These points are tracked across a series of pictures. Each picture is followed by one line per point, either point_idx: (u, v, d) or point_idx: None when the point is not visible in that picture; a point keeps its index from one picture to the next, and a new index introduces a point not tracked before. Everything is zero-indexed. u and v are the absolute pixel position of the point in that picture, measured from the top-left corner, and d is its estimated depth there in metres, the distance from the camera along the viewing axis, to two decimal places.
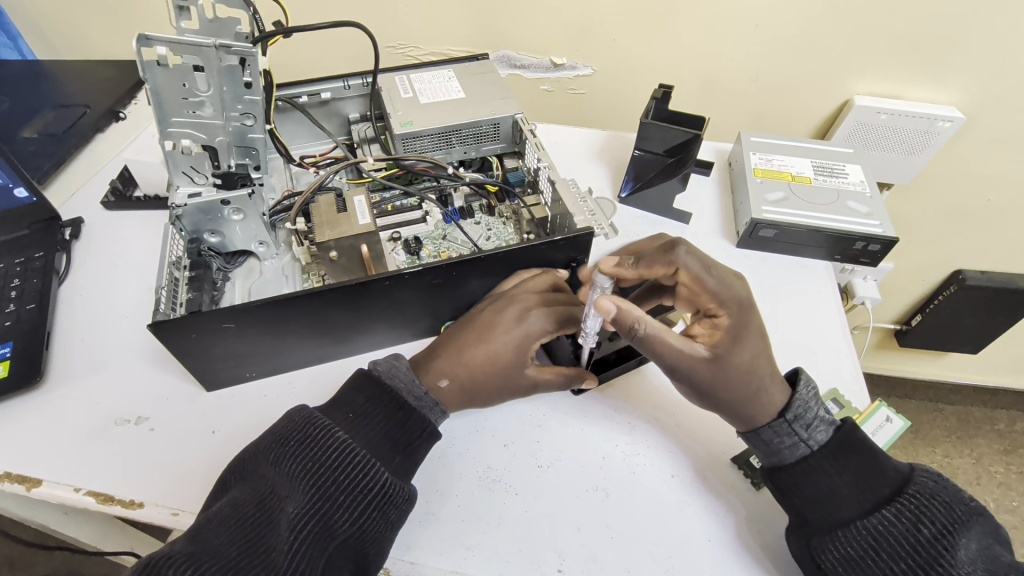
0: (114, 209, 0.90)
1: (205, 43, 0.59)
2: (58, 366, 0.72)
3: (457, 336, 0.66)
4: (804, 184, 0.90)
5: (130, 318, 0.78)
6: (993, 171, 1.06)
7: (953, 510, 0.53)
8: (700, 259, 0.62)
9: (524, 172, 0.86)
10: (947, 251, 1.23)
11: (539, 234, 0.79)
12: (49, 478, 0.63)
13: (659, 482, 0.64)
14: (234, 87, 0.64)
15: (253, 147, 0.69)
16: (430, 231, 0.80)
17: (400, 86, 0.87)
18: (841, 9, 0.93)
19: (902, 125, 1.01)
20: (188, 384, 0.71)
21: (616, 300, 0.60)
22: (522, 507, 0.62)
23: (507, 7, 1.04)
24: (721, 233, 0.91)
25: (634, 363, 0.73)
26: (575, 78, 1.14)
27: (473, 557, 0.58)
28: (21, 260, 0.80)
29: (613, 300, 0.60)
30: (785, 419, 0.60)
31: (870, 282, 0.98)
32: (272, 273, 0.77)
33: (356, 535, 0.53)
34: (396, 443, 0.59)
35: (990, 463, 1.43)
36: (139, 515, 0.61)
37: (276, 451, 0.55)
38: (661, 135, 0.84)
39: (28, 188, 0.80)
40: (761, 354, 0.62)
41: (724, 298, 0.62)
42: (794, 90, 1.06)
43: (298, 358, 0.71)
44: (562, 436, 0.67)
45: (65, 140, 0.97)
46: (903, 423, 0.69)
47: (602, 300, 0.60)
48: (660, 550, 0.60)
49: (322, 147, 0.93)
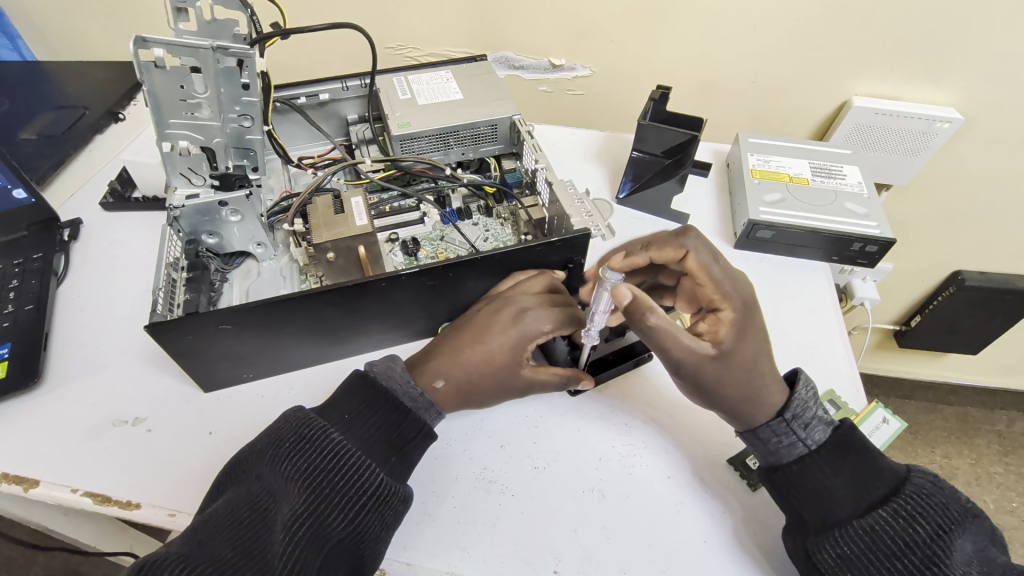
0: (113, 210, 0.90)
1: (202, 45, 0.59)
2: (57, 366, 0.73)
3: (453, 338, 0.66)
4: (801, 185, 0.90)
5: (128, 319, 0.78)
6: (991, 172, 1.06)
7: (949, 511, 0.54)
8: (708, 249, 0.64)
9: (522, 173, 0.86)
10: (945, 251, 1.23)
11: (536, 236, 0.80)
12: (46, 479, 0.63)
13: (655, 483, 0.64)
14: (232, 89, 0.64)
15: (250, 149, 0.71)
16: (427, 232, 0.81)
17: (399, 88, 0.88)
18: (839, 9, 0.93)
19: (900, 126, 1.01)
20: (186, 385, 0.71)
21: (633, 288, 0.61)
22: (518, 508, 0.62)
23: (506, 7, 1.04)
24: (719, 234, 0.91)
25: (630, 363, 0.73)
26: (574, 79, 1.14)
27: (468, 558, 0.58)
28: (21, 260, 0.81)
29: (630, 287, 0.61)
30: (783, 417, 0.61)
31: (869, 283, 0.98)
32: (271, 274, 0.77)
33: (352, 536, 0.53)
34: (392, 444, 0.59)
35: (989, 464, 1.43)
36: (135, 515, 0.61)
37: (272, 452, 0.55)
38: (658, 136, 0.84)
39: (27, 189, 0.80)
40: (762, 351, 0.64)
41: (728, 289, 0.63)
42: (793, 91, 1.06)
43: (296, 359, 0.71)
44: (559, 436, 0.67)
45: (65, 140, 0.98)
46: (900, 424, 0.69)
47: (619, 288, 0.60)
48: (656, 552, 0.59)
49: (321, 148, 0.93)
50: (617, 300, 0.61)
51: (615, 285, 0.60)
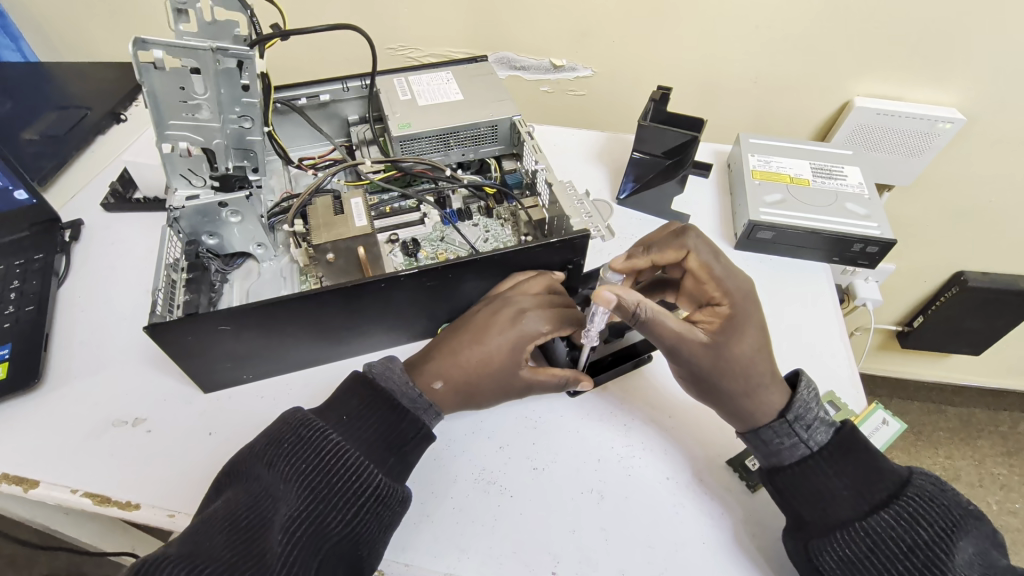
0: (114, 210, 0.91)
1: (203, 46, 0.60)
2: (57, 367, 0.73)
3: (453, 339, 0.66)
4: (802, 186, 0.90)
5: (129, 319, 0.78)
6: (993, 173, 1.06)
7: (951, 513, 0.53)
8: (708, 247, 0.65)
9: (522, 174, 0.86)
10: (947, 252, 1.22)
11: (536, 237, 0.79)
12: (46, 479, 0.63)
13: (654, 484, 0.64)
14: (232, 90, 0.65)
15: (251, 150, 0.72)
16: (428, 233, 0.81)
17: (399, 88, 0.88)
18: (841, 10, 0.92)
19: (902, 126, 1.01)
20: (186, 385, 0.71)
21: (614, 290, 0.60)
22: (517, 509, 0.62)
23: (507, 7, 1.04)
24: (720, 235, 0.91)
25: (630, 364, 0.73)
26: (575, 80, 1.14)
27: (468, 559, 0.58)
28: (22, 261, 0.81)
29: (611, 291, 0.60)
30: (785, 418, 0.60)
31: (871, 283, 0.97)
32: (271, 275, 0.77)
33: (350, 537, 0.53)
34: (390, 445, 0.59)
35: (992, 465, 1.42)
36: (135, 516, 0.61)
37: (270, 454, 0.55)
38: (659, 137, 0.84)
39: (28, 190, 0.81)
40: (762, 348, 0.63)
41: (729, 285, 0.64)
42: (794, 92, 1.05)
43: (295, 359, 0.71)
44: (559, 437, 0.67)
45: (66, 141, 0.98)
46: (900, 425, 0.69)
47: (601, 291, 0.60)
48: (655, 553, 0.59)
49: (321, 149, 0.93)
50: (602, 305, 0.60)
51: (594, 290, 0.60)
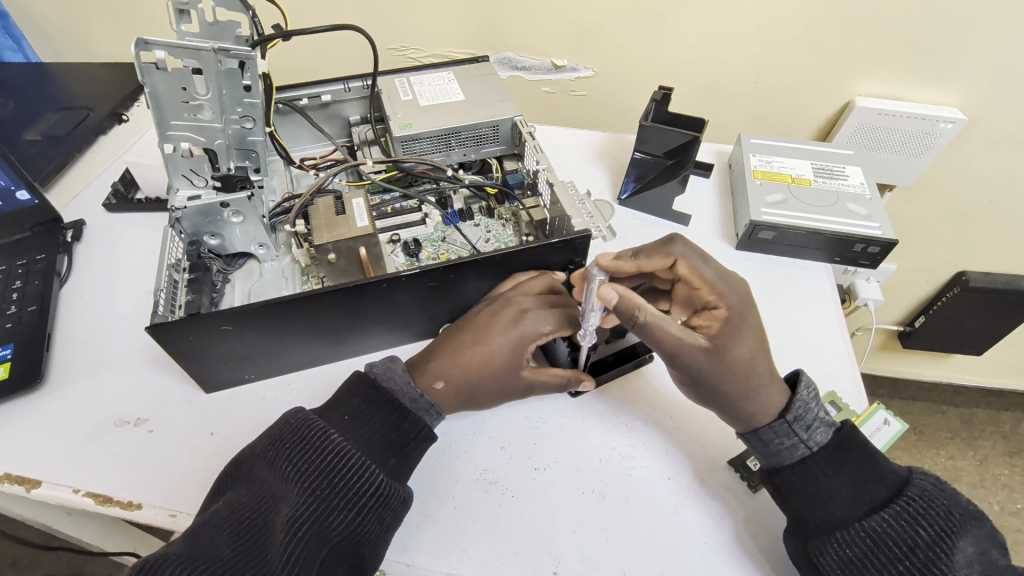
0: (115, 211, 0.91)
1: (205, 47, 0.60)
2: (59, 367, 0.73)
3: (455, 339, 0.66)
4: (803, 186, 0.90)
5: (131, 320, 0.78)
6: (994, 173, 1.06)
7: (951, 514, 0.53)
8: (697, 252, 0.66)
9: (524, 173, 0.85)
10: (948, 252, 1.22)
11: (538, 237, 0.79)
12: (48, 479, 0.64)
13: (655, 484, 0.64)
14: (234, 90, 0.65)
15: (253, 150, 0.71)
16: (429, 233, 0.81)
17: (400, 89, 0.88)
18: (841, 10, 0.92)
19: (903, 126, 1.01)
20: (188, 385, 0.71)
21: (618, 288, 0.61)
22: (518, 510, 0.62)
23: (508, 7, 1.04)
24: (721, 235, 0.91)
25: (632, 364, 0.73)
26: (576, 80, 1.14)
27: (470, 559, 0.58)
28: (24, 261, 0.81)
29: (614, 288, 0.61)
30: (785, 419, 0.60)
31: (873, 283, 0.97)
32: (273, 275, 0.78)
33: (350, 537, 0.53)
34: (392, 445, 0.59)
35: (994, 466, 1.42)
36: (137, 516, 0.61)
37: (272, 454, 0.55)
38: (659, 137, 0.85)
39: (30, 190, 0.81)
40: (760, 349, 0.63)
41: (723, 289, 0.64)
42: (795, 92, 1.05)
43: (297, 359, 0.71)
44: (560, 438, 0.67)
45: (67, 142, 0.98)
46: (902, 425, 0.69)
47: (603, 289, 0.61)
48: (655, 553, 0.59)
49: (322, 149, 0.93)
50: (604, 301, 0.61)
51: (601, 284, 0.61)
